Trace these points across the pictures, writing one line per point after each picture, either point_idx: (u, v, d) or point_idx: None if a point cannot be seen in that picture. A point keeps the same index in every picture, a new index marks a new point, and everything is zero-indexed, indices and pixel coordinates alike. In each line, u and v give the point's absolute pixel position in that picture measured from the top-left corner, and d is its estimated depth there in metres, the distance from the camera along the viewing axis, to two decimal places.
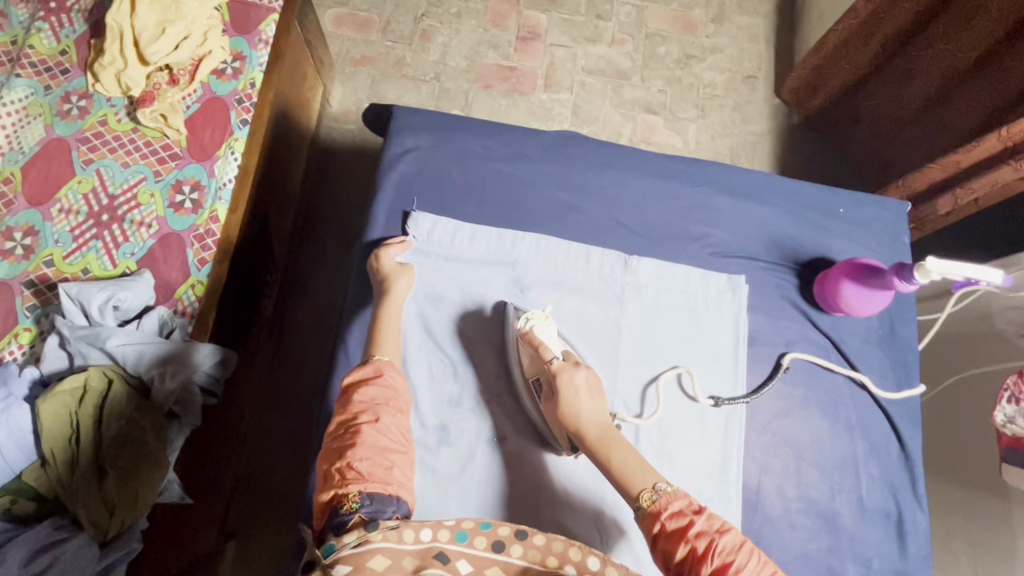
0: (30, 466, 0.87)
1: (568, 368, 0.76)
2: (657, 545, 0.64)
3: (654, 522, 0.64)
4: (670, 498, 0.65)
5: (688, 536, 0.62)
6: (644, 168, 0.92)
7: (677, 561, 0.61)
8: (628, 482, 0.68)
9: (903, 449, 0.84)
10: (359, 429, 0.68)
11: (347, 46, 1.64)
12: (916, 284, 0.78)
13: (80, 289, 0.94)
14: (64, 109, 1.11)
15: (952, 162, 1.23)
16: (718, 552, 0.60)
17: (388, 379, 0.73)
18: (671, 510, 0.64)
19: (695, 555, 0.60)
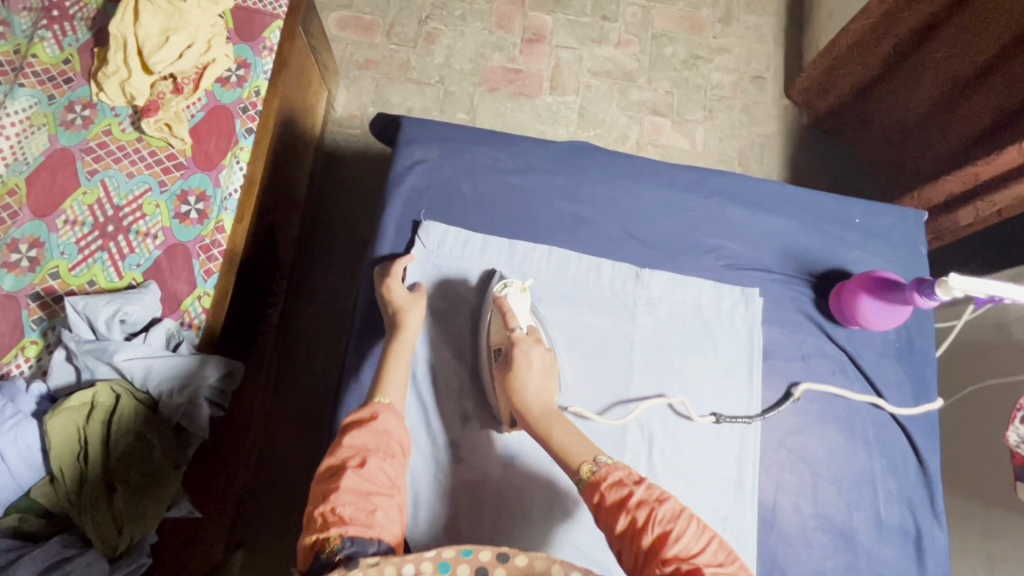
0: (39, 483, 0.86)
1: (527, 340, 0.76)
2: (599, 517, 0.62)
3: (595, 493, 0.63)
4: (611, 470, 0.63)
5: (627, 506, 0.60)
6: (656, 178, 0.91)
7: (618, 533, 0.59)
8: (567, 458, 0.67)
9: (921, 464, 0.83)
10: (342, 471, 0.64)
11: (350, 49, 1.63)
12: (937, 300, 0.76)
13: (87, 303, 0.94)
14: (68, 118, 1.10)
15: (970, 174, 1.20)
16: (657, 521, 0.58)
17: (383, 423, 0.69)
18: (611, 481, 0.62)
19: (635, 527, 0.58)
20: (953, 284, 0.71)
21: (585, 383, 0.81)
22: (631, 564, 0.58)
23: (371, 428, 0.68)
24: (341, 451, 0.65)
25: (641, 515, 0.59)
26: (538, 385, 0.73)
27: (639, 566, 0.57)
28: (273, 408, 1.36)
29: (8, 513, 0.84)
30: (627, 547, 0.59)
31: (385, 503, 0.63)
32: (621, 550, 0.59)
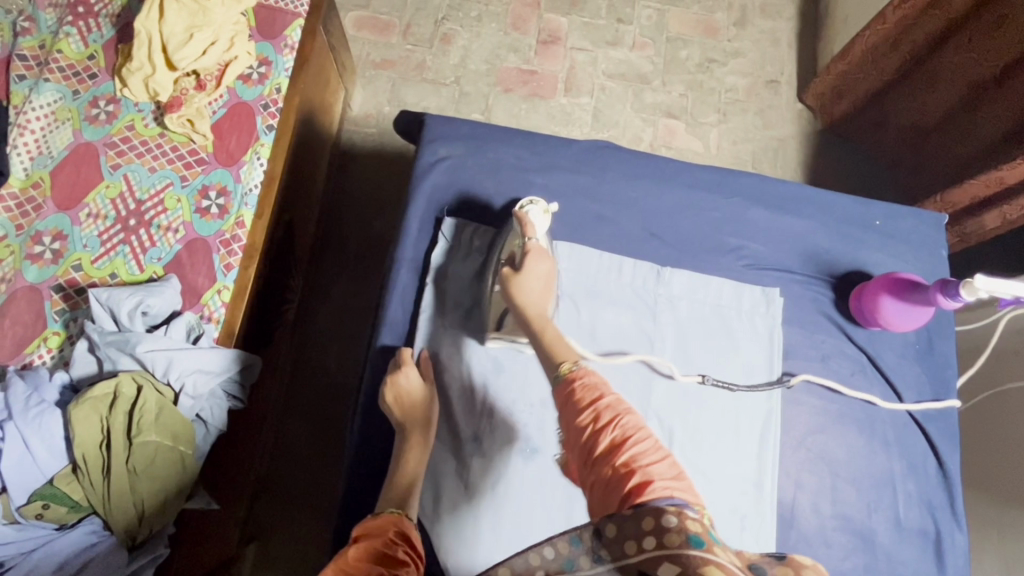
0: (62, 471, 0.86)
1: (538, 253, 0.77)
2: (563, 408, 0.63)
3: (567, 387, 0.63)
4: (588, 372, 0.64)
5: (596, 405, 0.61)
6: (677, 178, 0.91)
7: (580, 429, 0.60)
8: (552, 353, 0.68)
9: (941, 466, 0.82)
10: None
11: (367, 49, 1.64)
12: (961, 301, 0.77)
13: (110, 295, 0.95)
14: (92, 113, 1.12)
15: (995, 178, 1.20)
16: (620, 426, 0.59)
17: (389, 540, 0.60)
18: (585, 383, 0.63)
19: (597, 428, 0.59)
20: (978, 285, 0.72)
21: (594, 325, 0.83)
22: (584, 457, 0.60)
23: (378, 544, 0.59)
24: (343, 567, 0.58)
25: (605, 417, 0.60)
26: (537, 292, 0.74)
27: (591, 464, 0.59)
28: (287, 403, 1.37)
29: (30, 500, 0.85)
30: (585, 445, 0.60)
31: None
32: (577, 445, 0.61)
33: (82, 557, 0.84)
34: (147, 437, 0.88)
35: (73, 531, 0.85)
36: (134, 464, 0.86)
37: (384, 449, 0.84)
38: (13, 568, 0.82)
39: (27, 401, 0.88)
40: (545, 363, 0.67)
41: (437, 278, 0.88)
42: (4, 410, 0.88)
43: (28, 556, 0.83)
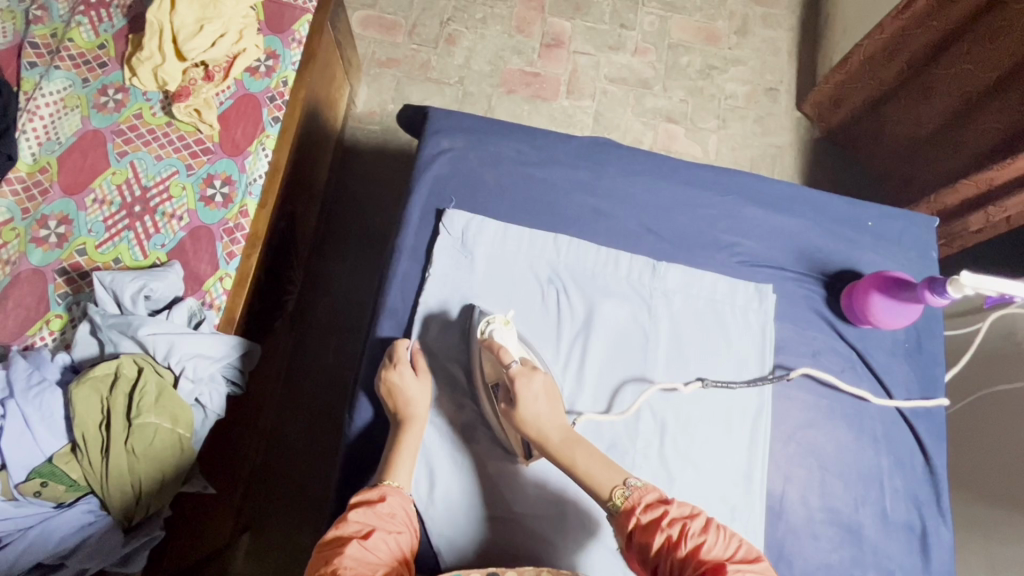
0: (61, 450, 0.87)
1: (526, 373, 0.74)
2: (634, 540, 0.64)
3: (627, 518, 0.65)
4: (641, 493, 0.67)
5: (663, 525, 0.63)
6: (675, 176, 0.93)
7: (655, 551, 0.62)
8: (595, 487, 0.69)
9: (928, 463, 0.84)
10: (347, 540, 0.63)
11: (373, 48, 1.66)
12: (948, 298, 0.78)
13: (114, 278, 0.96)
14: (101, 101, 1.13)
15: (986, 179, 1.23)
16: (691, 534, 0.62)
17: (390, 505, 0.69)
18: (644, 504, 0.66)
19: (670, 542, 0.62)
20: (964, 281, 0.73)
21: (600, 356, 0.84)
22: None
23: (380, 510, 0.67)
24: (346, 524, 0.64)
25: (674, 532, 0.63)
26: (544, 416, 0.73)
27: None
28: (284, 394, 1.38)
29: (30, 477, 0.85)
30: (663, 562, 0.62)
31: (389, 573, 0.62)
32: (656, 567, 0.63)
33: (81, 533, 0.86)
34: (147, 419, 0.88)
35: (69, 510, 0.86)
36: (133, 446, 0.87)
37: (381, 435, 0.85)
38: (10, 544, 0.82)
39: (29, 379, 0.89)
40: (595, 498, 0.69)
41: (439, 271, 0.87)
42: (5, 388, 0.89)
43: (26, 533, 0.83)
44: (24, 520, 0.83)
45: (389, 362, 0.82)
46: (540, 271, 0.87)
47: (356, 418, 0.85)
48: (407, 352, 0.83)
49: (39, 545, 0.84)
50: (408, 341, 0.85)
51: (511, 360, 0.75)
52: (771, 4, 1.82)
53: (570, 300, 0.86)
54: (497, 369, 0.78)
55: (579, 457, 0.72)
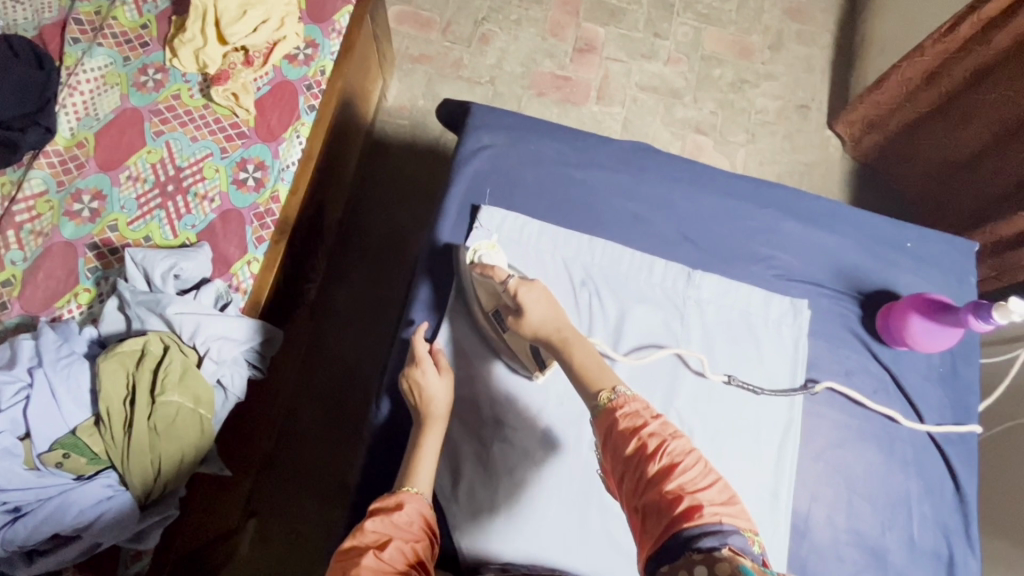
0: (85, 422, 0.88)
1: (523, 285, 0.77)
2: (609, 440, 0.62)
3: (609, 417, 0.62)
4: (629, 398, 0.63)
5: (640, 433, 0.60)
6: (713, 185, 0.92)
7: (627, 456, 0.59)
8: (590, 383, 0.67)
9: (958, 491, 0.82)
10: (363, 549, 0.62)
11: (407, 43, 1.67)
12: (993, 323, 0.78)
13: (145, 255, 0.97)
14: (141, 80, 1.14)
15: None
16: (668, 452, 0.58)
17: (406, 513, 0.68)
18: (627, 410, 0.62)
19: (645, 453, 0.59)
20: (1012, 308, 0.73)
21: (634, 318, 0.85)
22: (631, 487, 0.59)
23: (398, 518, 0.66)
24: (364, 534, 0.64)
25: (651, 444, 0.60)
26: (547, 315, 0.74)
27: (640, 491, 0.58)
28: (299, 382, 1.38)
29: (52, 447, 0.86)
30: (633, 469, 0.59)
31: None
32: (624, 475, 0.60)
33: (99, 507, 0.85)
34: (170, 397, 0.89)
35: (89, 484, 0.86)
36: (156, 424, 0.88)
37: (403, 432, 0.86)
38: (30, 514, 0.83)
39: (58, 351, 0.90)
40: (584, 394, 0.66)
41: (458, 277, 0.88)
42: (34, 358, 0.89)
43: (48, 503, 0.84)
44: (44, 491, 0.84)
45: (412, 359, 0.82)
46: (569, 276, 0.86)
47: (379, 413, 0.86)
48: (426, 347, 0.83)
49: (59, 517, 0.84)
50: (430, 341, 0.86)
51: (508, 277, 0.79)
52: (807, 21, 1.81)
53: (599, 288, 0.86)
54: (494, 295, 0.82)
55: (578, 354, 0.70)
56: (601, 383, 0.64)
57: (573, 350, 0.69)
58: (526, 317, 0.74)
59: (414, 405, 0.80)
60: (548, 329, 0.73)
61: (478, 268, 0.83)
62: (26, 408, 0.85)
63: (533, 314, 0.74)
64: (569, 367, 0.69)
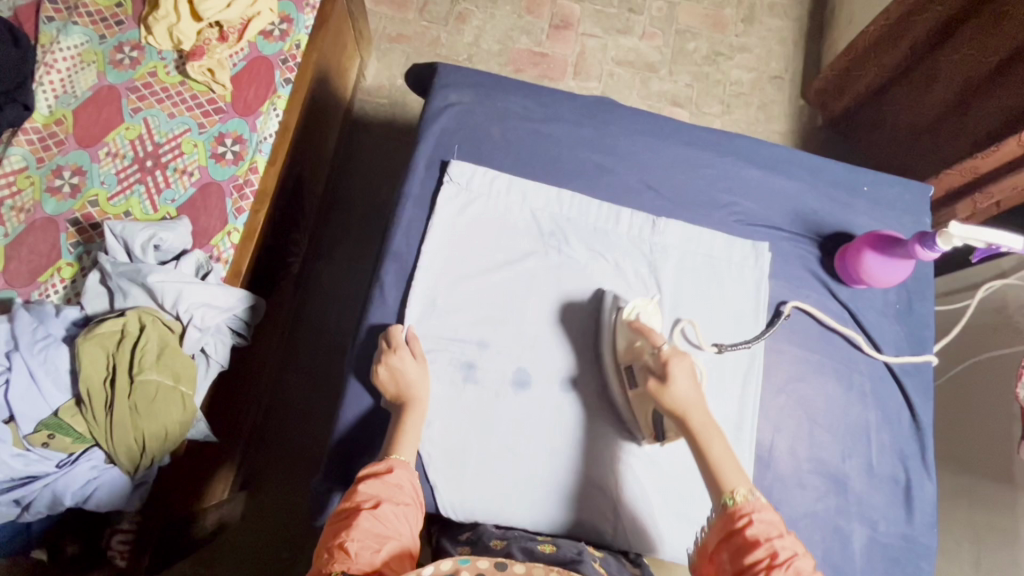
0: (67, 403, 0.90)
1: (676, 356, 0.76)
2: (733, 544, 0.65)
3: (737, 517, 0.66)
4: (760, 508, 0.67)
5: (768, 544, 0.63)
6: (676, 136, 0.97)
7: (751, 560, 0.63)
8: (719, 477, 0.70)
9: (914, 419, 0.89)
10: (356, 514, 0.64)
11: (384, 23, 1.68)
12: (937, 251, 0.82)
13: (125, 227, 0.98)
14: (117, 58, 1.15)
15: (969, 168, 1.28)
16: (792, 562, 0.62)
17: (397, 477, 0.69)
18: (758, 517, 0.66)
19: (770, 563, 0.62)
20: (952, 232, 0.77)
21: (602, 271, 0.90)
22: None
23: (387, 479, 0.68)
24: (356, 494, 0.66)
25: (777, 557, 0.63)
26: (692, 399, 0.74)
27: None
28: (285, 356, 1.40)
29: (37, 429, 0.89)
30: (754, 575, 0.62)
31: (396, 549, 0.63)
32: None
33: (90, 486, 0.90)
34: (148, 376, 0.91)
35: (75, 467, 0.89)
36: (138, 402, 0.90)
37: (373, 419, 0.83)
38: (31, 505, 0.87)
39: (34, 334, 0.92)
40: (713, 489, 0.70)
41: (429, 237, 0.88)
42: (12, 342, 0.91)
43: (44, 490, 0.87)
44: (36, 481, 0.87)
45: (386, 346, 0.81)
46: (530, 223, 0.91)
47: (350, 403, 0.83)
48: (404, 335, 0.82)
49: (59, 501, 0.88)
50: (403, 325, 0.84)
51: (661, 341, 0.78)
52: None
53: (565, 242, 0.91)
54: (634, 350, 0.81)
55: (715, 447, 0.72)
56: (736, 484, 0.68)
57: (713, 442, 0.71)
58: (667, 390, 0.74)
59: (388, 393, 0.79)
60: (690, 408, 0.73)
61: (630, 324, 0.82)
62: (7, 391, 0.87)
63: (677, 394, 0.74)
64: (704, 454, 0.71)
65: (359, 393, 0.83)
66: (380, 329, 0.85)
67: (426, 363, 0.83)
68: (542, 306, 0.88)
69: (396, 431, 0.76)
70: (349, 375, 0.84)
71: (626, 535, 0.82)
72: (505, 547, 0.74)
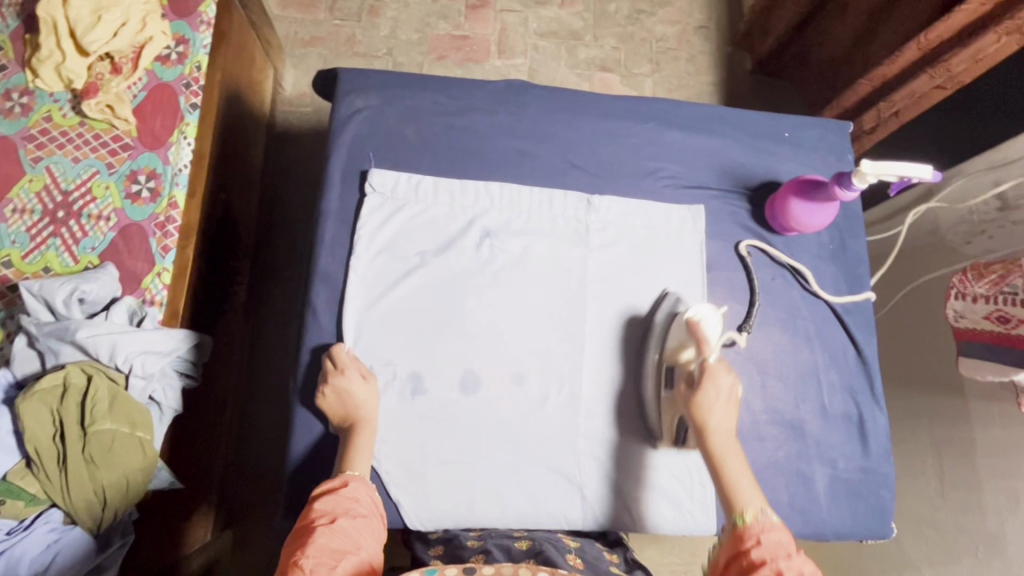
0: (15, 467, 0.87)
1: (720, 370, 0.77)
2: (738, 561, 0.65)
3: (746, 539, 0.66)
4: (771, 527, 0.67)
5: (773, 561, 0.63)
6: (594, 110, 0.96)
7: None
8: (731, 498, 0.72)
9: (860, 355, 0.92)
10: (311, 530, 0.62)
11: (294, 27, 1.61)
12: (857, 190, 0.84)
13: (43, 284, 0.94)
14: (6, 106, 1.08)
15: (878, 77, 1.20)
16: None
17: (353, 490, 0.69)
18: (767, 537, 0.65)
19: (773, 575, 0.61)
20: (867, 170, 0.79)
21: (541, 252, 0.90)
22: None
23: (341, 497, 0.67)
24: (311, 513, 0.65)
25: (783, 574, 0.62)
26: (721, 416, 0.76)
27: None
28: (247, 386, 1.36)
29: None
30: None
31: (355, 563, 0.61)
32: None
33: (48, 552, 0.86)
34: (102, 425, 0.87)
35: (30, 532, 0.86)
36: (92, 453, 0.87)
37: (325, 445, 0.82)
38: None
39: None
40: (725, 509, 0.72)
41: (356, 244, 0.86)
42: None
43: None
44: None
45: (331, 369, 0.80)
46: (459, 221, 0.89)
47: (301, 435, 0.82)
48: (348, 353, 0.81)
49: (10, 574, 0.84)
50: (344, 344, 0.82)
51: (710, 354, 0.78)
52: None
53: (500, 236, 0.89)
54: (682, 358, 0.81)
55: (732, 466, 0.74)
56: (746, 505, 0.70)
57: (727, 462, 0.74)
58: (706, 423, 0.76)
59: (338, 416, 0.78)
60: (718, 427, 0.76)
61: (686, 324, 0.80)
62: None
63: (713, 409, 0.76)
64: (719, 477, 0.74)
65: (309, 421, 0.82)
66: (323, 350, 0.83)
67: (375, 380, 0.81)
68: (480, 303, 0.87)
69: (348, 449, 0.75)
70: (297, 405, 0.82)
71: (595, 514, 0.84)
72: (481, 545, 0.77)
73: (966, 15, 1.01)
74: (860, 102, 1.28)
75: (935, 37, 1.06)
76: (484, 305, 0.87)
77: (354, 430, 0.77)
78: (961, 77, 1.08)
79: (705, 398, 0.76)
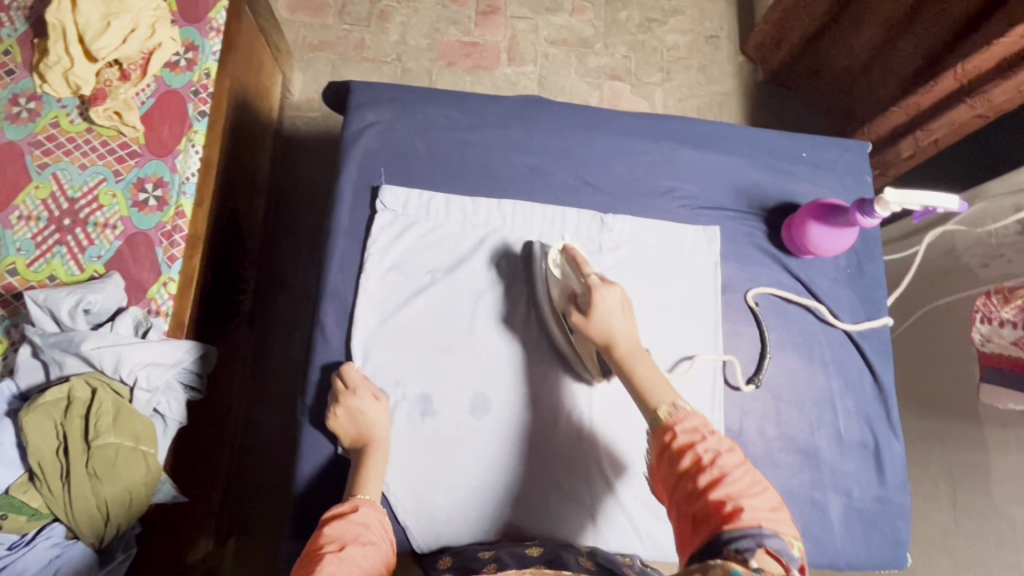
0: (17, 481, 0.86)
1: (603, 286, 0.75)
2: (665, 457, 0.62)
3: (666, 434, 0.63)
4: (686, 415, 0.64)
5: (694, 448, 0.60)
6: (609, 127, 0.95)
7: (681, 470, 0.60)
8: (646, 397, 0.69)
9: (877, 381, 0.91)
10: (319, 558, 0.61)
11: (303, 32, 1.60)
12: (878, 218, 0.82)
13: (48, 294, 0.92)
14: (13, 111, 1.07)
15: (912, 104, 1.20)
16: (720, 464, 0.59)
17: (362, 516, 0.68)
18: (685, 426, 0.63)
19: (699, 464, 0.59)
20: (891, 198, 0.77)
21: None
22: (683, 498, 0.59)
23: (350, 523, 0.66)
24: (319, 540, 0.63)
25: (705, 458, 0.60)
26: (615, 326, 0.74)
27: (691, 501, 0.58)
28: (252, 395, 1.36)
29: None
30: (684, 483, 0.59)
31: None
32: (675, 488, 0.60)
33: (49, 568, 0.85)
34: (105, 439, 0.86)
35: (33, 548, 0.85)
36: (95, 468, 0.86)
37: (332, 466, 0.81)
38: None
39: None
40: (642, 408, 0.68)
41: (367, 262, 0.85)
42: None
43: None
44: None
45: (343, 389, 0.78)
46: (471, 239, 0.88)
47: (308, 455, 0.81)
48: (357, 372, 0.79)
49: None
50: (353, 362, 0.81)
51: (591, 273, 0.78)
52: None
53: (511, 255, 0.88)
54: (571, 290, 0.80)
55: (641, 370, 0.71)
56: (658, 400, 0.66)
57: (636, 366, 0.71)
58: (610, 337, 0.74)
59: (350, 436, 0.77)
60: (616, 335, 0.73)
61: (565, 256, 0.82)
62: None
63: (608, 323, 0.73)
64: (632, 381, 0.71)
65: (317, 441, 0.81)
66: (332, 369, 0.82)
67: (387, 400, 0.80)
68: (490, 323, 0.86)
69: (358, 470, 0.74)
70: (305, 424, 0.81)
71: (605, 540, 0.82)
72: (494, 556, 0.72)
73: (1005, 47, 1.00)
74: (892, 129, 1.27)
75: (974, 67, 1.05)
76: (496, 326, 0.86)
77: (365, 451, 0.75)
78: (1003, 106, 1.07)
79: (598, 311, 0.73)
